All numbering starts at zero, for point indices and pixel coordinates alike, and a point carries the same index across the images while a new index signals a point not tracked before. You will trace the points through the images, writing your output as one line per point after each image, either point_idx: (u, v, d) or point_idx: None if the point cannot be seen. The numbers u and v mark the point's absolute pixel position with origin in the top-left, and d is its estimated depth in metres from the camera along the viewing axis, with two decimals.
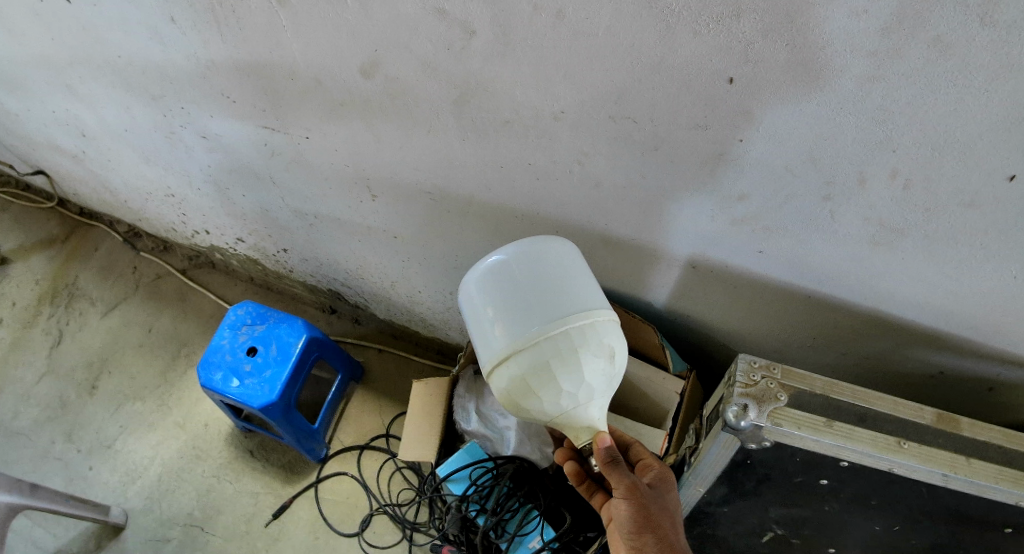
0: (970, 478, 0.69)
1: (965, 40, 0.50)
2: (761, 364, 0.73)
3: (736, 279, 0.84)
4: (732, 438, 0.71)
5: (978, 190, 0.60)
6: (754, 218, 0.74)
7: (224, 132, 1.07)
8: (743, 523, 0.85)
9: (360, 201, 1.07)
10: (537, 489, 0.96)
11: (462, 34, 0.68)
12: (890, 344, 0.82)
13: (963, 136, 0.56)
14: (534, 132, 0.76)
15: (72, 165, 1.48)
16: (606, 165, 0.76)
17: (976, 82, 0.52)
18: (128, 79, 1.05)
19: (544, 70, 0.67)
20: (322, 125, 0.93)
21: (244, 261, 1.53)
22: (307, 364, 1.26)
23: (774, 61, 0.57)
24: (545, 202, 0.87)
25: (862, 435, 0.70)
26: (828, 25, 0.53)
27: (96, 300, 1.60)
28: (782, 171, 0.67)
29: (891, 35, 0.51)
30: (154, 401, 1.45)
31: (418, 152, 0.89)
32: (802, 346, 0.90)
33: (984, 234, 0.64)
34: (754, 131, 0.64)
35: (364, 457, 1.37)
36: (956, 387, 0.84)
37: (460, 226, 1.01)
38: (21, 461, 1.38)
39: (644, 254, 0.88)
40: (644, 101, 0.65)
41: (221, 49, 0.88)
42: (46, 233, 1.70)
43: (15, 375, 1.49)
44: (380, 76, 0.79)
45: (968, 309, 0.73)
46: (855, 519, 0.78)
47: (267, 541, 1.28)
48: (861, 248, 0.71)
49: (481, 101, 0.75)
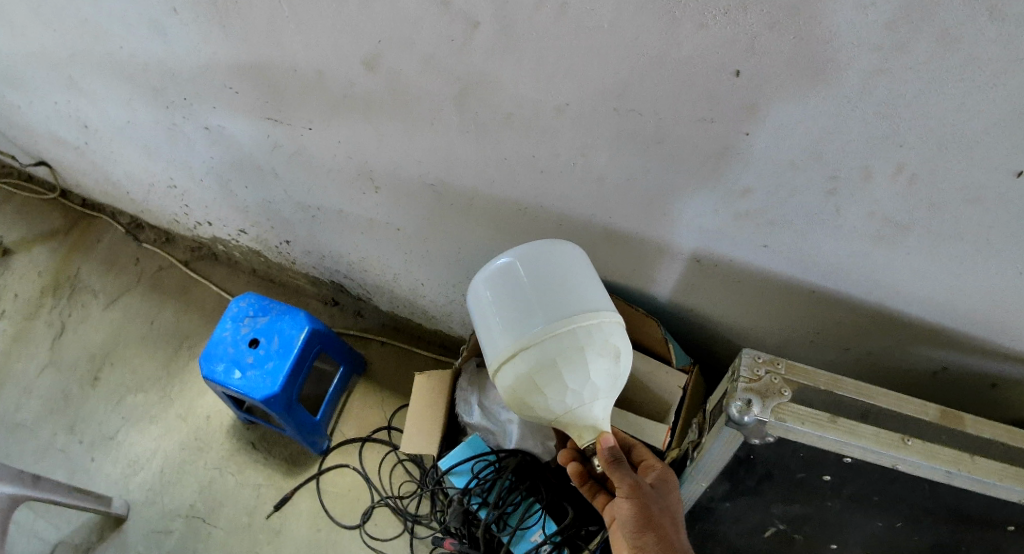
0: (973, 475, 0.68)
1: (974, 34, 0.49)
2: (764, 359, 0.72)
3: (740, 273, 0.84)
4: (736, 433, 0.71)
5: (983, 185, 0.59)
6: (758, 212, 0.73)
7: (226, 124, 1.07)
8: (744, 519, 0.85)
9: (363, 194, 1.07)
10: (539, 482, 0.97)
11: (465, 27, 0.67)
12: (894, 339, 0.82)
13: (969, 132, 0.56)
14: (538, 126, 0.75)
15: (74, 157, 1.47)
16: (610, 159, 0.75)
17: (983, 76, 0.52)
18: (130, 71, 1.05)
19: (548, 63, 0.67)
20: (324, 119, 0.93)
21: (246, 253, 1.53)
22: (309, 356, 1.26)
23: (780, 55, 0.56)
24: (549, 195, 0.86)
25: (865, 431, 0.69)
26: (835, 18, 0.52)
27: (99, 293, 1.60)
28: (787, 166, 0.66)
29: (898, 29, 0.51)
30: (156, 394, 1.45)
31: (421, 146, 0.89)
32: (806, 341, 0.90)
33: (989, 229, 0.63)
34: (758, 125, 0.63)
35: (366, 450, 1.37)
36: (959, 384, 0.84)
37: (463, 219, 1.00)
38: (24, 453, 1.39)
39: (647, 249, 0.88)
40: (648, 95, 0.65)
41: (222, 41, 0.88)
42: (49, 226, 1.70)
43: (17, 367, 1.50)
44: (382, 69, 0.78)
45: (971, 305, 0.73)
46: (857, 516, 0.78)
47: (269, 533, 1.29)
48: (865, 244, 0.71)
49: (483, 94, 0.75)
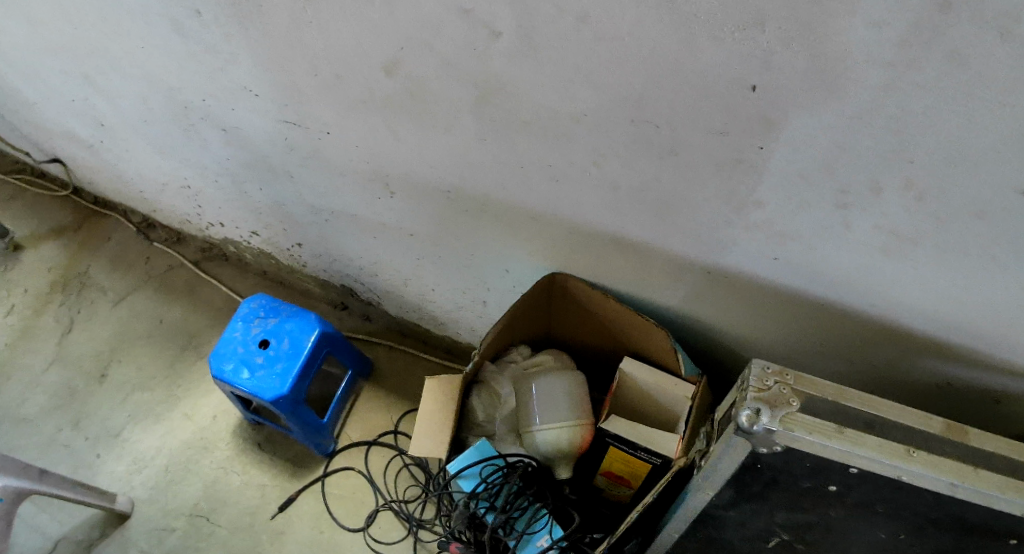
0: (976, 487, 0.69)
1: (984, 53, 0.50)
2: (774, 369, 0.73)
3: (750, 285, 0.85)
4: (743, 442, 0.72)
5: (991, 202, 0.61)
6: (768, 224, 0.75)
7: (242, 125, 1.08)
8: (748, 527, 0.86)
9: (376, 198, 1.08)
10: (546, 488, 0.99)
11: (486, 35, 0.69)
12: (900, 354, 0.83)
13: (977, 149, 0.57)
14: (556, 134, 0.77)
15: (87, 154, 1.49)
16: (625, 169, 0.77)
17: (992, 95, 0.53)
18: (149, 70, 1.06)
19: (567, 73, 0.68)
20: (341, 120, 0.94)
21: (255, 254, 1.54)
22: (318, 358, 1.27)
23: (794, 69, 0.58)
24: (562, 204, 0.88)
25: (871, 442, 0.70)
26: (849, 37, 0.53)
27: (107, 290, 1.61)
28: (799, 179, 0.68)
29: (909, 49, 0.52)
30: (162, 391, 1.46)
31: (437, 150, 0.90)
32: (813, 353, 0.91)
33: (996, 245, 0.64)
34: (773, 139, 0.64)
35: (371, 452, 1.38)
36: (964, 397, 0.85)
37: (476, 225, 1.02)
38: (30, 446, 1.39)
39: (657, 258, 0.89)
40: (666, 104, 0.66)
41: (243, 43, 0.89)
42: (59, 222, 1.71)
43: (25, 362, 1.50)
44: (402, 75, 0.80)
45: (977, 321, 0.74)
46: (861, 526, 0.79)
47: (271, 533, 1.29)
48: (874, 257, 0.72)
49: (503, 101, 0.76)
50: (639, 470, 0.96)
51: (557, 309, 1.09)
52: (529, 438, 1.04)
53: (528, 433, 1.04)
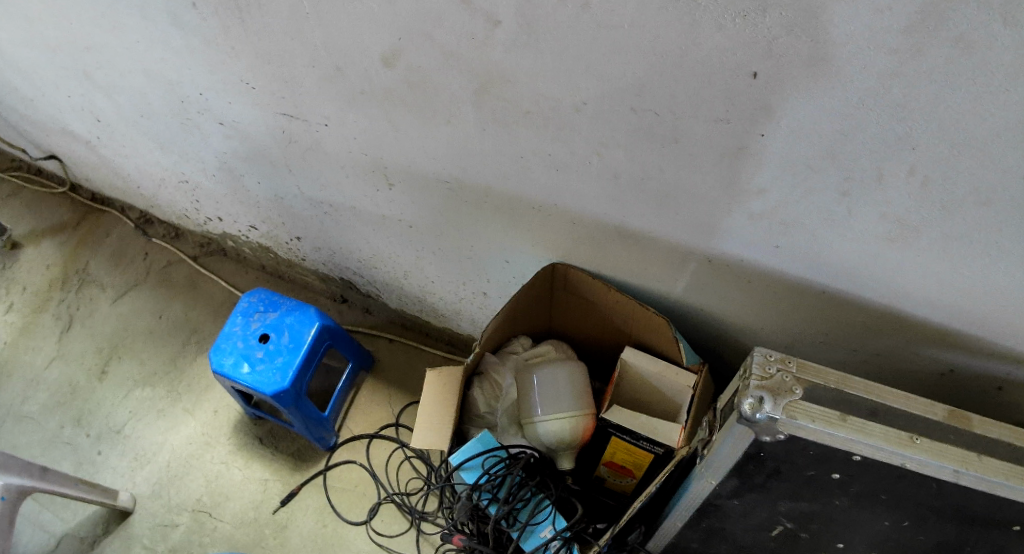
0: (980, 474, 0.69)
1: (987, 39, 0.50)
2: (776, 357, 0.73)
3: (751, 274, 0.85)
4: (746, 431, 0.71)
5: (994, 188, 0.60)
6: (771, 213, 0.74)
7: (240, 118, 1.08)
8: (751, 516, 0.85)
9: (377, 189, 1.07)
10: (549, 479, 1.00)
11: (487, 25, 0.68)
12: (901, 341, 0.83)
13: (981, 136, 0.57)
14: (556, 123, 0.76)
15: (84, 150, 1.48)
16: (625, 157, 0.76)
17: (996, 81, 0.53)
18: (147, 66, 1.06)
19: (567, 62, 0.68)
20: (341, 112, 0.94)
21: (255, 249, 1.54)
22: (319, 352, 1.26)
23: (796, 56, 0.57)
24: (564, 194, 0.87)
25: (874, 429, 0.70)
26: (850, 23, 0.53)
27: (107, 286, 1.60)
28: (801, 167, 0.67)
29: (914, 33, 0.52)
30: (164, 387, 1.46)
31: (437, 142, 0.90)
32: (814, 341, 0.91)
33: (999, 232, 0.64)
34: (774, 125, 0.64)
35: (373, 446, 1.38)
36: (965, 385, 0.85)
37: (476, 217, 1.02)
38: (32, 444, 1.40)
39: (659, 247, 0.89)
40: (667, 92, 0.66)
41: (241, 35, 0.89)
42: (57, 219, 1.70)
43: (25, 359, 1.50)
44: (401, 65, 0.79)
45: (982, 308, 0.73)
46: (864, 515, 0.79)
47: (274, 528, 1.29)
48: (876, 245, 0.72)
49: (503, 91, 0.76)
50: (642, 460, 0.96)
51: (558, 300, 1.09)
52: (531, 429, 1.04)
53: (531, 424, 1.04)
